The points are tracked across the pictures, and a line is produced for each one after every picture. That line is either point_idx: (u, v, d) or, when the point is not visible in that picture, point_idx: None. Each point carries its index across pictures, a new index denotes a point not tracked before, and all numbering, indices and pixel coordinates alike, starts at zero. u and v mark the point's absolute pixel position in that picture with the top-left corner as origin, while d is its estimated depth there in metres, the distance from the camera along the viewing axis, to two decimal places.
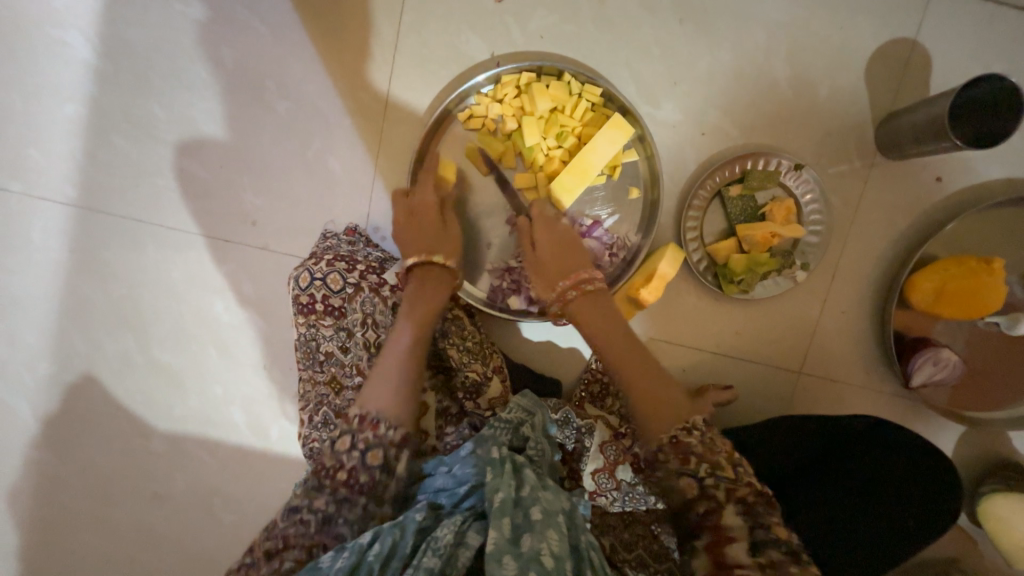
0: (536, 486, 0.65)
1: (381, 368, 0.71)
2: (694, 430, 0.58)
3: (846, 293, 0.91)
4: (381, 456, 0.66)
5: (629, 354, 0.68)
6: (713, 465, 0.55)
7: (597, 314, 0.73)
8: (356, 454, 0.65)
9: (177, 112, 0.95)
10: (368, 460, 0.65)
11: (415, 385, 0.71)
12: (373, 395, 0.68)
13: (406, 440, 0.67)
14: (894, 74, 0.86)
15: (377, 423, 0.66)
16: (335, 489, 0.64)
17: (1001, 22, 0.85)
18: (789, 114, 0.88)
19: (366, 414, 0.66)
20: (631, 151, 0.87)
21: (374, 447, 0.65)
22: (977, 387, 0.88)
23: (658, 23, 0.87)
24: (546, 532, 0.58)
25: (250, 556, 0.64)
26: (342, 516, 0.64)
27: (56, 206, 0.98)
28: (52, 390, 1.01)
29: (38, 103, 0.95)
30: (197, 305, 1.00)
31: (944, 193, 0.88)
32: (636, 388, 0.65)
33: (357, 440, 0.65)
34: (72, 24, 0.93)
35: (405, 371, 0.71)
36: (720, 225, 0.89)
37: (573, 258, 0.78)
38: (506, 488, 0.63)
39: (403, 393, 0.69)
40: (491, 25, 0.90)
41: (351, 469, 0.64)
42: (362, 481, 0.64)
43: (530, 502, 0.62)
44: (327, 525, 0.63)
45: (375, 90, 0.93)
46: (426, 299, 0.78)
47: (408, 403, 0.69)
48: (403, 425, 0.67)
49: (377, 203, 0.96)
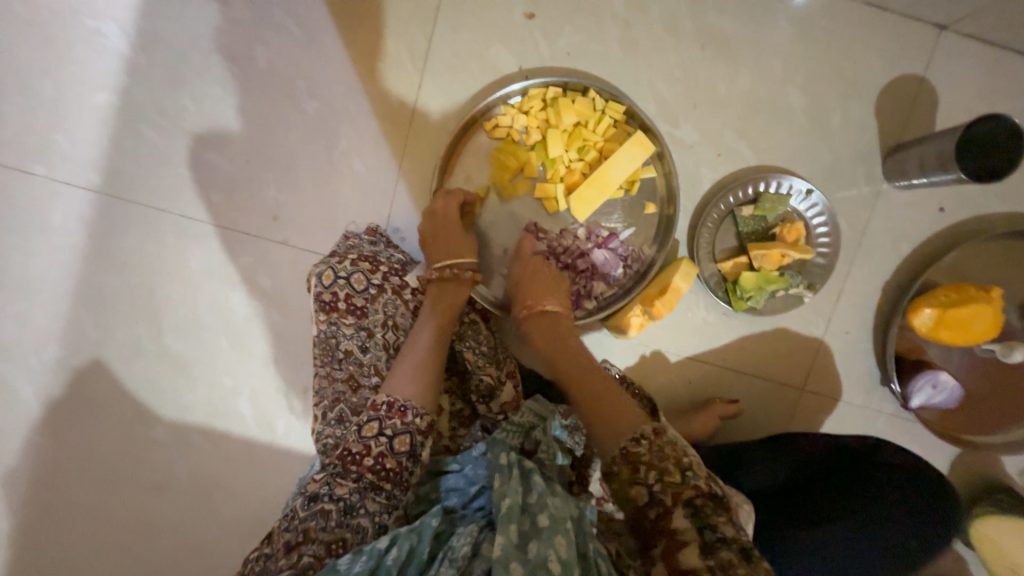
0: (545, 492, 0.65)
1: (408, 356, 0.76)
2: (643, 440, 0.62)
3: (849, 314, 0.94)
4: (407, 444, 0.71)
5: (579, 368, 0.76)
6: (661, 472, 0.59)
7: (548, 336, 0.81)
8: (383, 440, 0.69)
9: (207, 106, 0.97)
10: (395, 446, 0.69)
11: (434, 379, 0.75)
12: (400, 385, 0.73)
13: (430, 428, 0.72)
14: (903, 109, 0.90)
15: (404, 409, 0.71)
16: (361, 476, 0.68)
17: (1006, 66, 0.89)
18: (802, 141, 0.92)
19: (394, 401, 0.72)
20: (650, 168, 0.90)
21: (401, 434, 0.70)
22: (970, 411, 0.92)
23: (680, 48, 0.91)
24: (553, 538, 0.58)
25: (268, 547, 0.65)
26: (364, 507, 0.67)
27: (78, 191, 0.99)
28: (59, 373, 1.01)
29: (69, 90, 0.97)
30: (212, 296, 1.01)
31: (946, 223, 0.92)
32: (591, 404, 0.70)
33: (384, 427, 0.70)
34: (109, 15, 0.95)
35: (426, 364, 0.75)
36: (732, 243, 0.92)
37: (541, 285, 0.84)
38: (513, 496, 0.63)
39: (427, 381, 0.74)
40: (520, 40, 0.93)
41: (377, 454, 0.69)
42: (388, 466, 0.69)
43: (539, 509, 0.62)
44: (348, 516, 0.66)
45: (403, 95, 0.96)
46: (446, 301, 0.82)
47: (429, 390, 0.74)
48: (427, 412, 0.72)
49: (398, 204, 0.98)
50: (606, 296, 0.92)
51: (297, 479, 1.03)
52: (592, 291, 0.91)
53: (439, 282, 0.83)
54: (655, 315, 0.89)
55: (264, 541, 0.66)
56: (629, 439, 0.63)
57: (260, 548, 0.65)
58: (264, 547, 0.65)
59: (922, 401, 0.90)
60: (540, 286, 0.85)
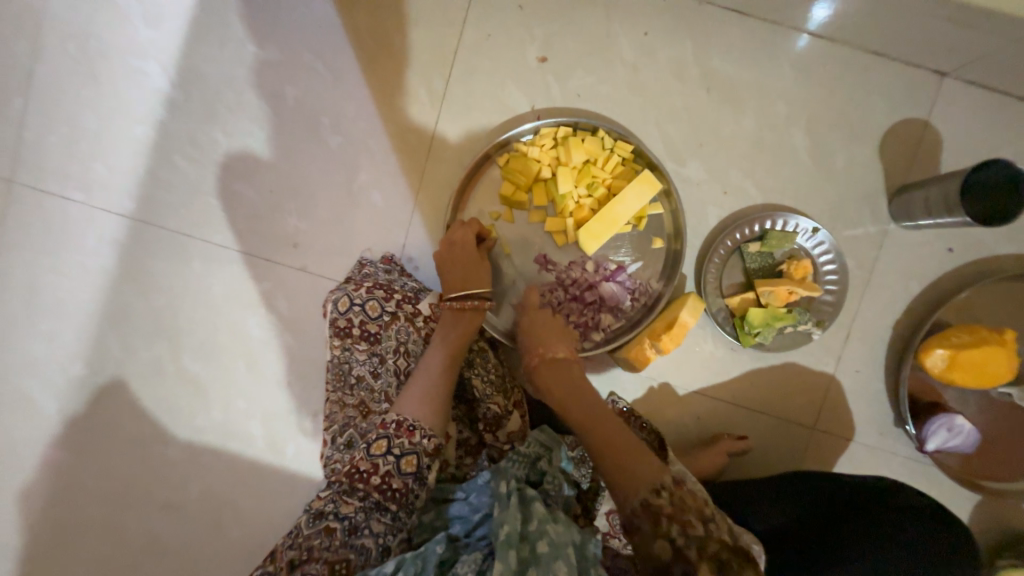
0: (546, 519, 0.65)
1: (418, 380, 0.78)
2: (663, 492, 0.63)
3: (860, 352, 0.93)
4: (414, 463, 0.72)
5: (594, 414, 0.73)
6: (684, 524, 0.61)
7: (560, 380, 0.80)
8: (392, 458, 0.71)
9: (237, 140, 1.03)
10: (402, 465, 0.71)
11: (445, 401, 0.77)
12: (410, 404, 0.75)
13: (438, 450, 0.74)
14: (907, 150, 0.91)
15: (413, 429, 0.73)
16: (367, 494, 0.69)
17: (1009, 111, 0.91)
18: (809, 180, 0.93)
19: (403, 420, 0.73)
20: (657, 204, 0.92)
21: (408, 454, 0.72)
22: (988, 455, 0.90)
23: (687, 90, 0.94)
24: (553, 564, 0.60)
25: (272, 565, 0.64)
26: (369, 527, 0.68)
27: (112, 216, 1.04)
28: (83, 389, 1.05)
29: (112, 124, 1.04)
30: (230, 319, 1.04)
31: (956, 263, 0.91)
32: (608, 454, 0.68)
33: (393, 446, 0.72)
34: (153, 56, 1.03)
35: (435, 387, 0.77)
36: (740, 279, 0.93)
37: (554, 335, 0.85)
38: (512, 522, 0.63)
39: (437, 403, 0.76)
40: (532, 82, 0.97)
41: (385, 473, 0.70)
42: (395, 486, 0.70)
43: (538, 536, 0.63)
44: (352, 535, 0.67)
45: (421, 131, 1.00)
46: (462, 326, 0.83)
47: (440, 412, 0.75)
48: (436, 434, 0.74)
49: (412, 234, 1.01)
50: (613, 329, 0.94)
51: (303, 503, 1.04)
52: (600, 323, 0.93)
53: (455, 309, 0.84)
54: (661, 349, 0.90)
55: (267, 559, 0.66)
56: (650, 491, 0.64)
57: (265, 562, 0.65)
58: (267, 566, 0.65)
59: (937, 445, 0.87)
60: (551, 337, 0.85)
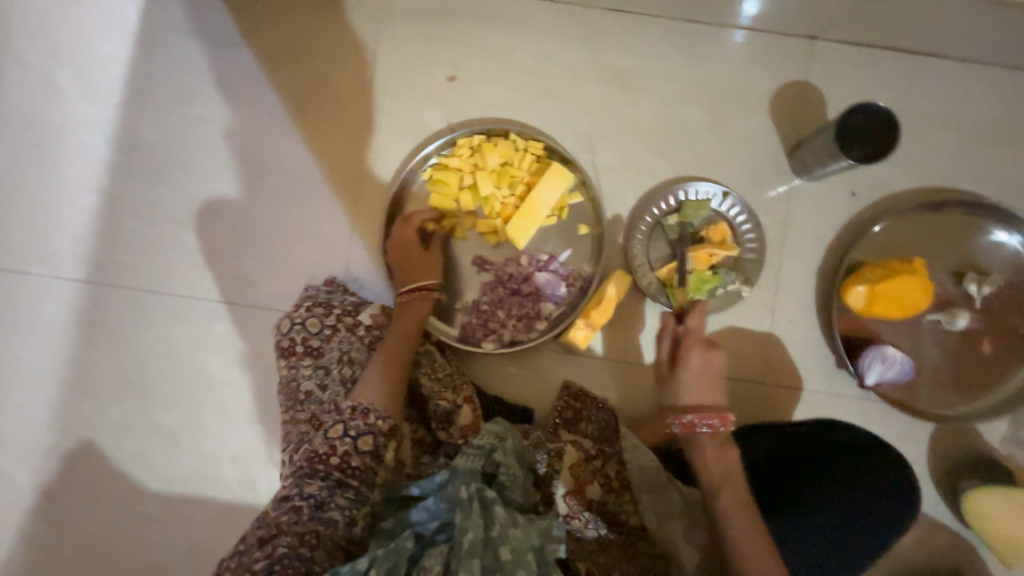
0: (507, 524, 0.69)
1: (372, 368, 0.81)
2: None
3: (792, 303, 0.97)
4: (371, 443, 0.74)
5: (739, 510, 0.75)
6: None
7: (717, 461, 0.79)
8: (349, 440, 0.73)
9: (180, 194, 1.09)
10: (360, 445, 0.73)
11: (399, 384, 0.80)
12: (366, 390, 0.78)
13: (394, 429, 0.76)
14: (796, 110, 0.98)
15: (367, 412, 0.75)
16: (329, 474, 0.71)
17: (882, 60, 0.97)
18: (714, 150, 0.99)
19: (358, 405, 0.75)
20: (575, 194, 0.98)
21: (365, 434, 0.74)
22: (929, 382, 0.93)
23: (587, 86, 1.02)
24: (514, 572, 0.65)
25: (242, 544, 0.68)
26: (334, 502, 0.70)
27: (68, 283, 1.09)
28: (55, 457, 1.07)
29: (61, 196, 1.09)
30: (191, 364, 1.07)
31: (863, 205, 0.97)
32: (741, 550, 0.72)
33: (349, 428, 0.74)
34: (94, 129, 1.09)
35: (388, 373, 0.80)
36: (665, 251, 0.97)
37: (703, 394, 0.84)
38: (475, 531, 0.66)
39: (391, 383, 0.79)
40: (445, 100, 1.04)
41: (343, 453, 0.72)
42: (354, 464, 0.72)
43: (501, 541, 0.67)
44: (319, 510, 0.69)
45: (350, 161, 1.06)
46: (409, 317, 0.88)
47: (394, 395, 0.78)
48: (390, 416, 0.76)
49: (354, 256, 1.06)
50: (554, 316, 0.97)
51: None
52: (540, 312, 0.97)
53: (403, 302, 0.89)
54: (595, 325, 0.94)
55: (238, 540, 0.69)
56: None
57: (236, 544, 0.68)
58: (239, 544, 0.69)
59: (876, 378, 0.90)
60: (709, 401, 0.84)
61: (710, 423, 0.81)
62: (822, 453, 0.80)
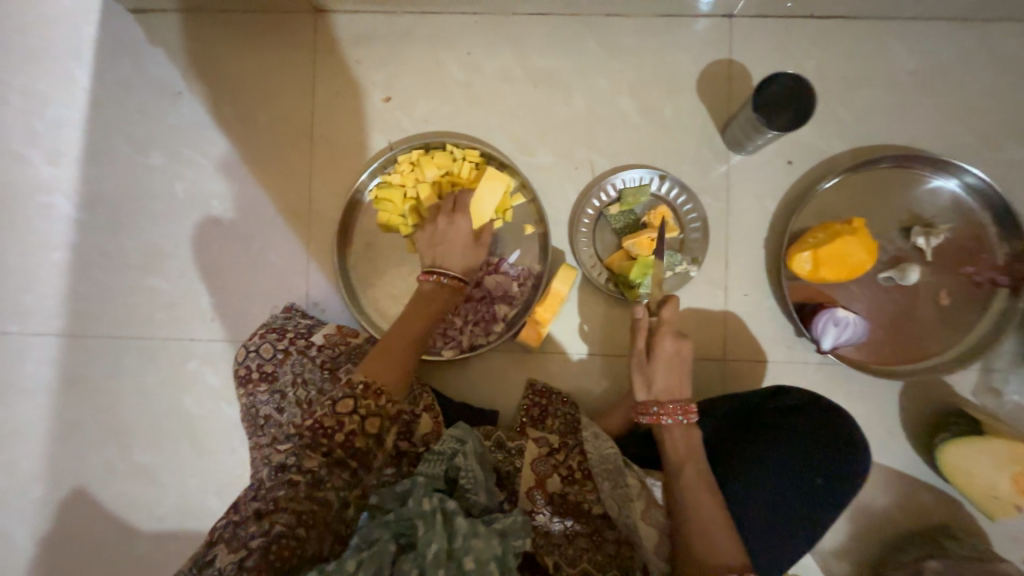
0: (469, 533, 0.67)
1: (392, 350, 0.77)
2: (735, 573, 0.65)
3: (743, 277, 0.97)
4: (377, 425, 0.71)
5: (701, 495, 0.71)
6: None
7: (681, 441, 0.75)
8: (357, 418, 0.69)
9: (143, 241, 1.13)
10: (365, 426, 0.69)
11: (408, 373, 0.78)
12: (383, 372, 0.75)
13: (400, 414, 0.74)
14: (722, 87, 1.00)
15: (379, 394, 0.72)
16: (331, 450, 0.67)
17: (800, 29, 0.99)
18: (647, 137, 1.01)
19: (370, 385, 0.72)
20: (517, 196, 1.00)
21: (372, 415, 0.70)
22: (890, 340, 0.92)
23: (516, 90, 1.04)
24: None
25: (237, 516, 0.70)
26: (330, 481, 0.66)
27: (46, 338, 1.13)
28: (48, 507, 1.10)
29: (32, 256, 1.14)
30: (169, 404, 1.10)
31: (801, 173, 0.97)
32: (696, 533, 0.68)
33: (358, 406, 0.70)
34: (58, 189, 1.14)
35: (403, 360, 0.78)
36: (612, 240, 0.99)
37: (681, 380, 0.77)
38: (438, 542, 0.65)
39: (404, 370, 0.77)
40: (382, 120, 1.07)
41: (348, 431, 0.68)
42: (357, 445, 0.68)
43: (463, 552, 0.66)
44: (316, 488, 0.65)
45: (300, 189, 1.10)
46: (437, 300, 0.83)
47: (403, 385, 0.76)
48: (399, 402, 0.74)
49: (313, 281, 1.08)
50: (510, 316, 0.99)
51: None
52: (495, 313, 0.98)
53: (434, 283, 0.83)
54: (541, 321, 0.96)
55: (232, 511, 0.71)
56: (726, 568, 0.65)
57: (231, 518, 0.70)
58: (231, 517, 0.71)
59: (832, 342, 0.89)
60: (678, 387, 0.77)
61: (673, 412, 0.75)
62: (776, 422, 0.81)
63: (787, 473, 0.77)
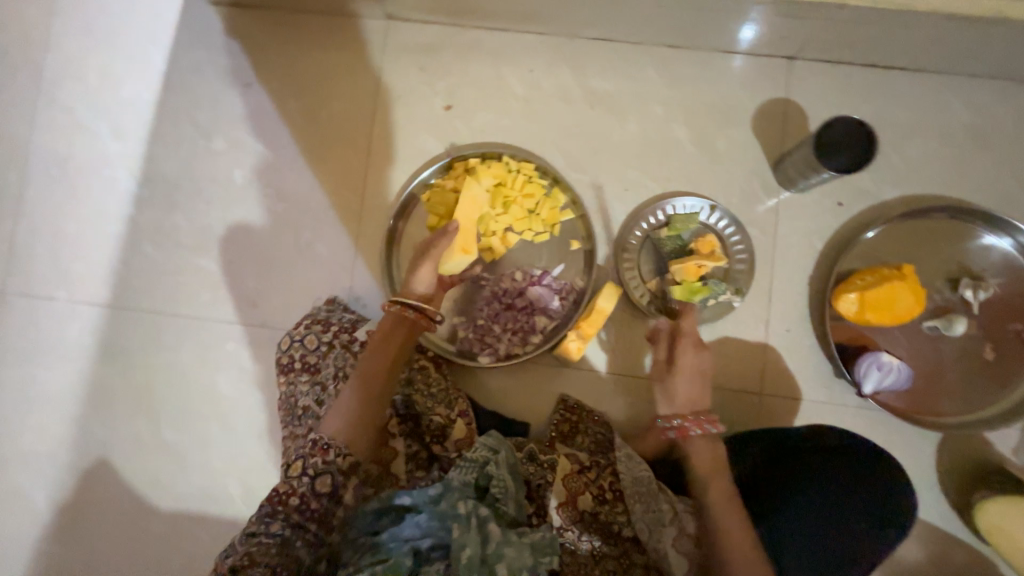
0: (502, 541, 0.71)
1: (343, 397, 0.75)
2: None
3: (785, 312, 0.98)
4: (330, 483, 0.71)
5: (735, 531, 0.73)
6: None
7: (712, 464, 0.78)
8: (306, 479, 0.70)
9: (196, 221, 1.16)
10: (316, 486, 0.70)
11: (366, 415, 0.75)
12: (334, 421, 0.74)
13: (355, 467, 0.73)
14: (777, 125, 1.02)
15: (326, 447, 0.71)
16: (288, 515, 0.69)
17: (858, 76, 1.01)
18: (699, 166, 1.03)
19: (318, 440, 0.72)
20: (568, 211, 1.01)
21: (322, 473, 0.70)
22: (931, 389, 0.92)
23: (574, 110, 1.07)
24: None
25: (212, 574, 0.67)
26: (296, 541, 0.68)
27: (91, 307, 1.16)
28: (72, 473, 1.11)
29: (88, 226, 1.18)
30: (202, 383, 1.11)
31: (850, 215, 0.98)
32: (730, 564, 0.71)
33: (308, 466, 0.70)
34: (120, 164, 1.19)
35: (358, 403, 0.75)
36: (657, 263, 1.00)
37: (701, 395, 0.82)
38: (472, 546, 0.69)
39: (356, 414, 0.74)
40: (441, 127, 1.10)
41: (301, 494, 0.69)
42: (313, 506, 0.70)
43: (495, 558, 0.69)
44: (285, 548, 0.67)
45: (353, 186, 1.13)
46: (388, 340, 0.80)
47: (360, 431, 0.74)
48: (352, 454, 0.72)
49: (357, 276, 1.11)
50: (549, 329, 1.00)
51: None
52: (535, 325, 0.99)
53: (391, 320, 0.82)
54: (585, 335, 0.96)
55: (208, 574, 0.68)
56: None
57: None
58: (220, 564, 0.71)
59: (874, 386, 0.89)
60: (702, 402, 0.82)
61: (699, 423, 0.79)
62: (814, 463, 0.81)
63: (821, 515, 0.78)
